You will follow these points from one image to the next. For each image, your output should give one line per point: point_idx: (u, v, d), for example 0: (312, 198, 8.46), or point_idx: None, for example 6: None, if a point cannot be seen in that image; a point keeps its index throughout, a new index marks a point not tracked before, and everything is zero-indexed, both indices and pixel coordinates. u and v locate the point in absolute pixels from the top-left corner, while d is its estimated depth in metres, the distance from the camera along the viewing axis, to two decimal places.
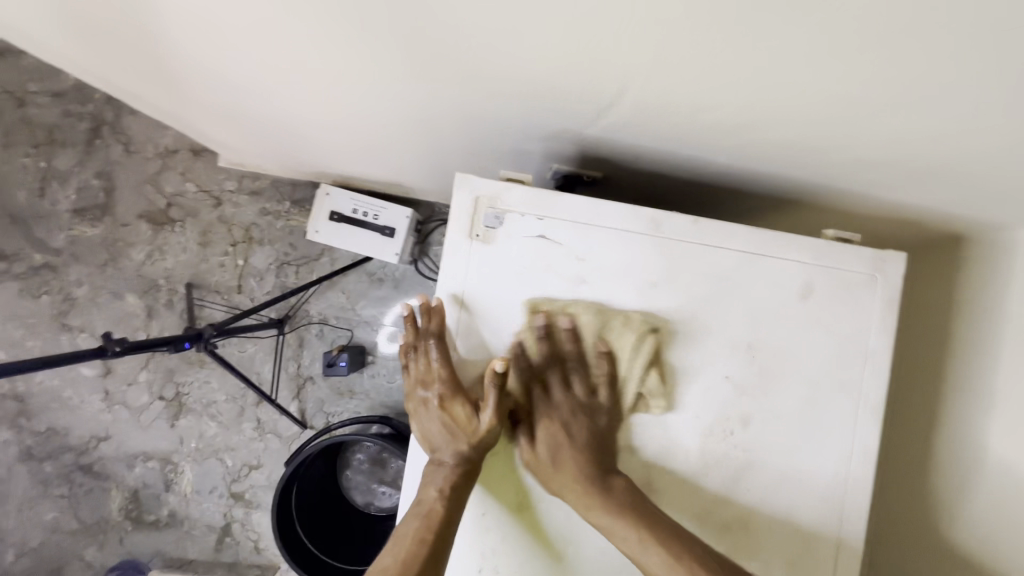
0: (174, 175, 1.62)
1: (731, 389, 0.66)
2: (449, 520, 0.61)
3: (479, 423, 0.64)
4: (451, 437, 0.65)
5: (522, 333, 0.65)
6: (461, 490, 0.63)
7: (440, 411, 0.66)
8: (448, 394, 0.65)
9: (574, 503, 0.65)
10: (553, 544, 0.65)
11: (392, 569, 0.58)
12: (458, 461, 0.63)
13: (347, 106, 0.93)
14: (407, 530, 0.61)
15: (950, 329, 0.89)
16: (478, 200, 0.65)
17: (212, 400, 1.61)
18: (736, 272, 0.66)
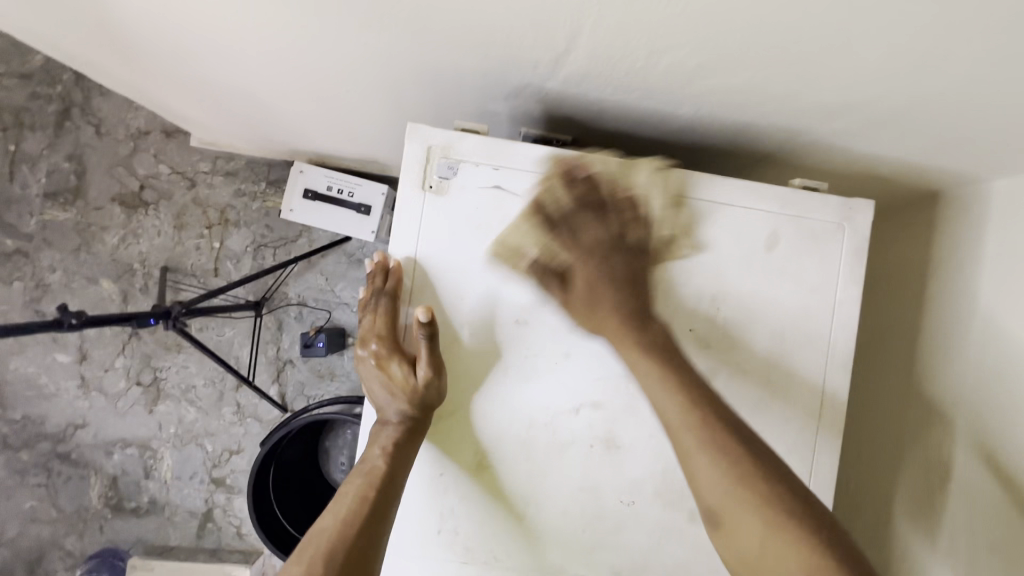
0: (146, 157, 1.59)
1: (694, 343, 0.64)
2: (394, 477, 0.60)
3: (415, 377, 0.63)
4: (391, 395, 0.64)
5: (472, 287, 0.63)
6: (406, 447, 0.62)
7: (379, 369, 0.67)
8: (390, 353, 0.65)
9: (534, 462, 0.63)
10: (512, 504, 0.63)
11: (334, 525, 0.58)
12: (400, 419, 0.63)
13: (308, 70, 0.90)
14: (352, 489, 0.60)
15: (926, 287, 0.87)
16: (430, 150, 0.63)
17: (190, 385, 1.59)
18: (698, 222, 0.64)
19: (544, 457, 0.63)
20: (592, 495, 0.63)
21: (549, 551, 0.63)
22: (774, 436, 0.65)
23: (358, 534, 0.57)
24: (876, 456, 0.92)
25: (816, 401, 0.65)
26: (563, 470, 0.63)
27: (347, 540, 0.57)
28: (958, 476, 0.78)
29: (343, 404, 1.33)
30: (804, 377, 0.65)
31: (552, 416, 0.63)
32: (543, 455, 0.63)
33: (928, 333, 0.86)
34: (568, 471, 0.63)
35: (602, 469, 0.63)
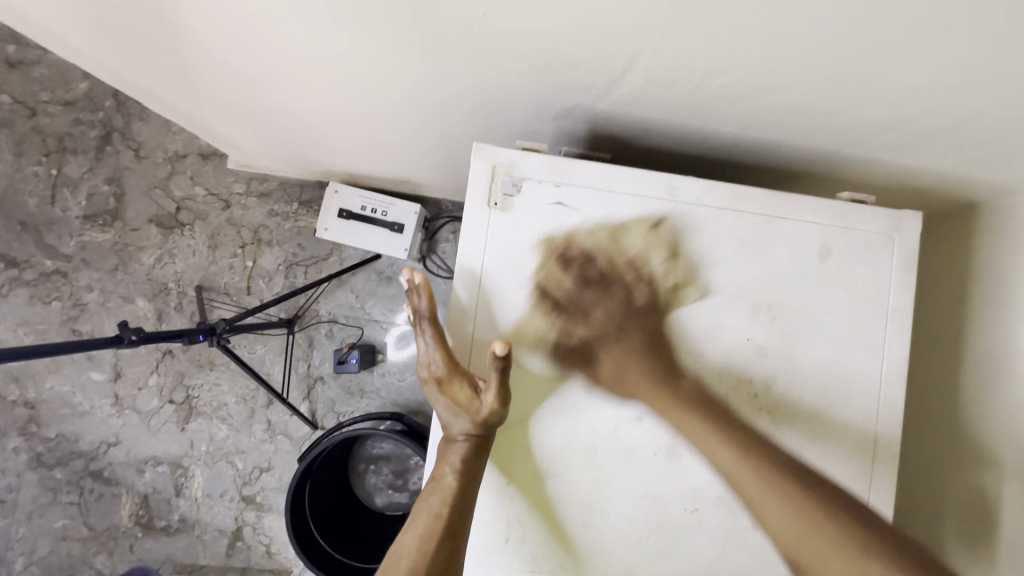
0: (183, 179, 1.63)
1: (751, 351, 0.66)
2: (467, 495, 0.61)
3: (483, 403, 0.62)
4: (455, 416, 0.64)
5: (538, 306, 0.65)
6: (474, 466, 0.62)
7: (439, 393, 0.65)
8: (453, 373, 0.64)
9: (597, 472, 0.64)
10: (576, 515, 0.64)
11: (414, 545, 0.58)
12: (467, 439, 0.63)
13: (359, 94, 0.94)
14: (425, 508, 0.60)
15: (968, 299, 0.88)
16: (495, 168, 0.65)
17: (222, 402, 1.60)
18: (753, 234, 0.66)
19: (608, 465, 0.64)
20: (656, 504, 0.64)
21: (612, 561, 0.64)
22: (833, 444, 0.66)
23: (438, 555, 0.57)
24: (923, 468, 0.92)
25: (873, 411, 0.66)
26: (628, 479, 0.64)
27: (430, 560, 0.57)
28: (1009, 487, 0.78)
29: (376, 419, 1.34)
30: (860, 384, 0.66)
31: (616, 425, 0.64)
32: (607, 463, 0.64)
33: (969, 344, 0.87)
34: (633, 479, 0.64)
35: (666, 477, 0.64)
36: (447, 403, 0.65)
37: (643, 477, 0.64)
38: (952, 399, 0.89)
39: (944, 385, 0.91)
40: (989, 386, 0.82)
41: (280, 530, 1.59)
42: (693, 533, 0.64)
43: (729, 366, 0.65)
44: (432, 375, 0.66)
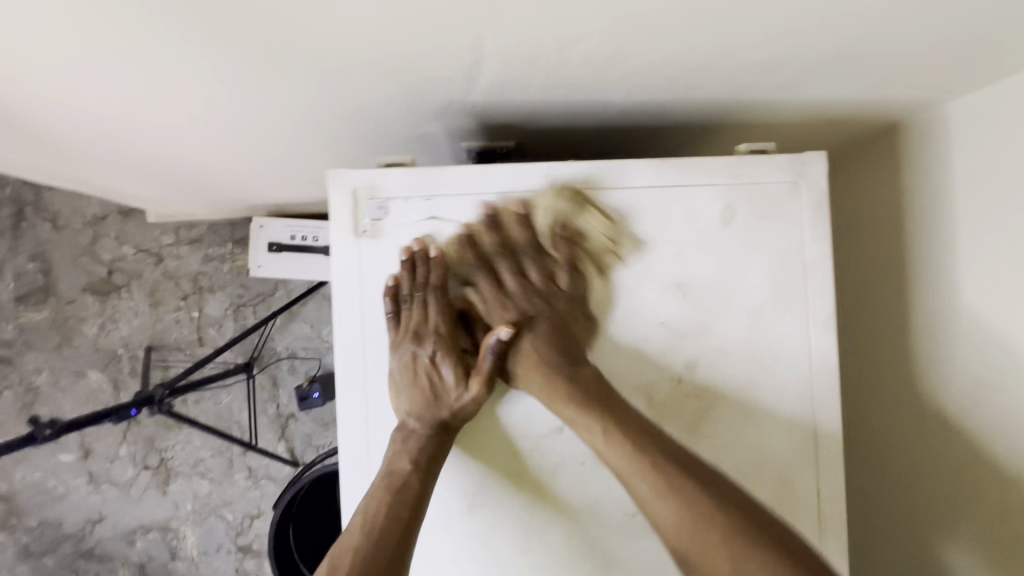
0: (109, 241, 1.57)
1: (668, 335, 0.61)
2: (420, 498, 0.57)
3: (466, 392, 0.59)
4: (423, 402, 0.59)
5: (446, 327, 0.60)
6: (433, 455, 0.58)
7: (420, 374, 0.59)
8: (428, 353, 0.59)
9: (526, 493, 0.62)
10: (512, 539, 0.62)
11: (369, 547, 0.53)
12: (430, 428, 0.59)
13: (234, 128, 0.87)
14: (379, 505, 0.56)
15: (897, 228, 0.83)
16: (355, 193, 0.60)
17: (199, 458, 1.57)
18: (647, 208, 0.61)
19: (536, 482, 0.62)
20: (594, 512, 0.62)
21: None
22: (769, 415, 0.62)
23: (391, 547, 0.54)
24: (869, 408, 0.89)
25: (805, 374, 0.62)
26: (559, 492, 0.62)
27: (378, 555, 0.53)
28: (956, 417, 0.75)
29: None
30: (790, 346, 0.62)
31: (536, 440, 0.62)
32: (535, 481, 0.62)
33: (905, 275, 0.82)
34: (564, 491, 0.62)
35: (598, 483, 0.62)
36: (424, 386, 0.59)
37: (571, 487, 0.62)
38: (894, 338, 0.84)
39: (884, 321, 0.86)
40: (931, 317, 0.78)
41: None
42: (636, 533, 0.62)
43: (647, 355, 0.61)
44: (422, 356, 0.59)
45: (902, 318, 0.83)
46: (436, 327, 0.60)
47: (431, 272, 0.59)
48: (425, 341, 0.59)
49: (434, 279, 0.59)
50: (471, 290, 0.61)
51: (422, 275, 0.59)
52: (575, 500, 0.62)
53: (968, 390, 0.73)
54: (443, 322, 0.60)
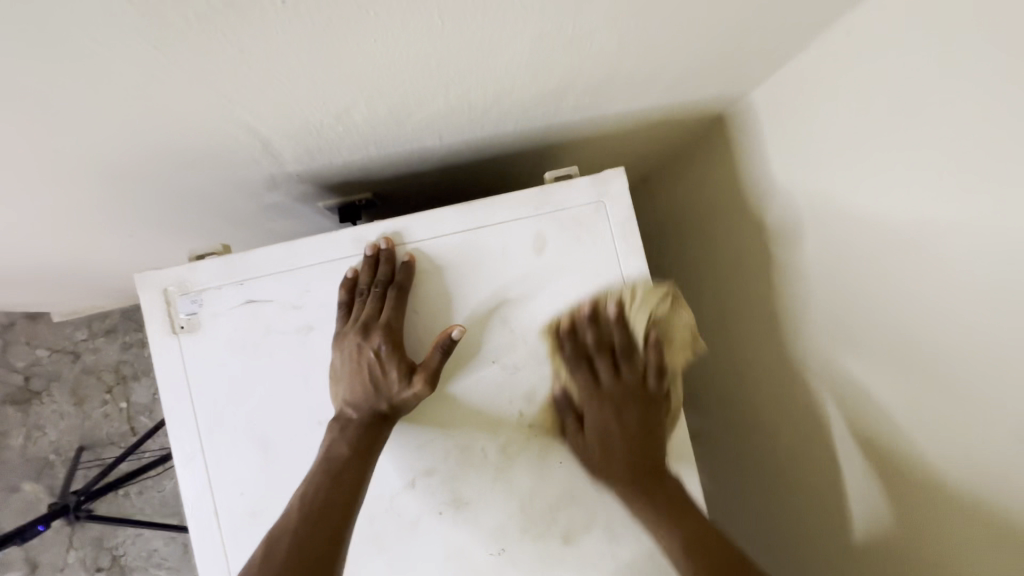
0: (20, 348, 1.53)
1: (502, 373, 0.62)
2: (352, 494, 0.55)
3: (408, 388, 0.58)
4: (362, 392, 0.58)
5: (283, 411, 0.60)
6: (369, 446, 0.57)
7: (364, 363, 0.58)
8: (376, 344, 0.58)
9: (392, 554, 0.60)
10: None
11: (293, 539, 0.52)
12: (369, 422, 0.58)
13: (81, 232, 0.87)
14: (313, 492, 0.55)
15: (727, 231, 0.86)
16: (166, 291, 0.60)
17: (152, 549, 1.54)
18: (459, 254, 0.63)
19: (398, 543, 0.61)
20: (461, 559, 0.61)
21: None
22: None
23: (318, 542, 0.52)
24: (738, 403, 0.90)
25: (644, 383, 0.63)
26: (420, 548, 0.61)
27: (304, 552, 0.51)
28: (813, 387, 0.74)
29: None
30: (621, 361, 0.63)
31: (389, 500, 0.61)
32: (396, 542, 0.61)
33: (737, 277, 0.85)
34: (426, 547, 0.61)
35: (458, 531, 0.61)
36: (365, 377, 0.58)
37: (435, 541, 0.61)
38: (737, 339, 0.87)
39: (726, 314, 0.89)
40: (762, 321, 0.82)
41: None
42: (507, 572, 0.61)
43: (485, 396, 0.62)
44: (365, 345, 0.58)
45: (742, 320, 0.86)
46: (385, 322, 0.59)
47: (396, 271, 0.61)
48: (371, 333, 0.58)
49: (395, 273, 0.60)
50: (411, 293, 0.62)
51: (386, 271, 0.60)
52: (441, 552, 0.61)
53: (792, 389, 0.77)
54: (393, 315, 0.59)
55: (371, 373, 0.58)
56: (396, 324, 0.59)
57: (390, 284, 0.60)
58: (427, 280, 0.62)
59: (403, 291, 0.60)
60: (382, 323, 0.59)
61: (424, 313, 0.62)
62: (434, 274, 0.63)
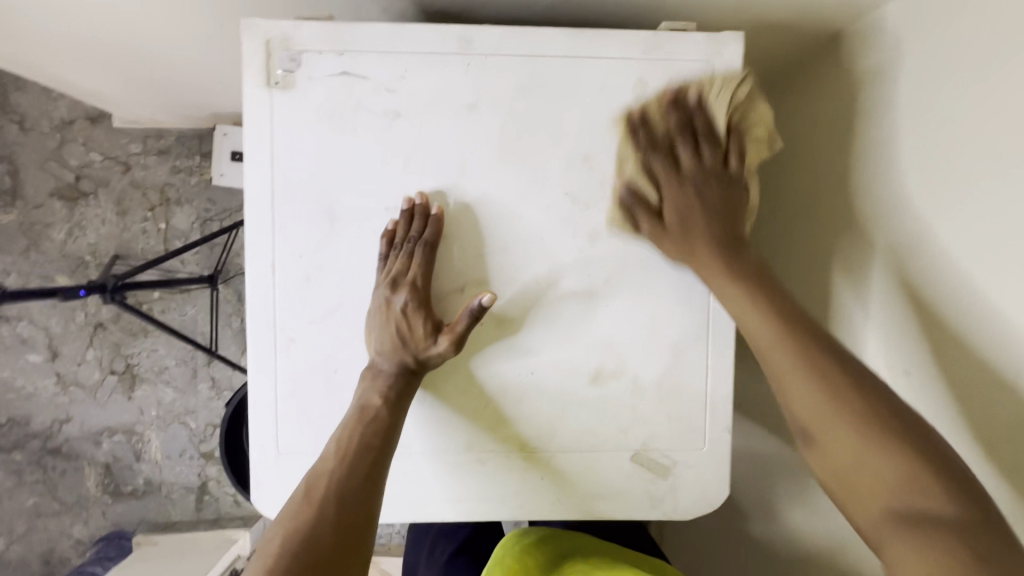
0: (76, 147, 1.56)
1: (571, 206, 0.62)
2: (389, 428, 0.58)
3: (435, 346, 0.60)
4: (391, 345, 0.59)
5: (356, 191, 0.61)
6: (401, 393, 0.59)
7: (395, 315, 0.59)
8: (412, 326, 0.59)
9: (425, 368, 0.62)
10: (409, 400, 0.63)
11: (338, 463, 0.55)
12: (398, 375, 0.59)
13: (176, 7, 0.86)
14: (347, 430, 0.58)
15: (817, 167, 0.84)
16: (270, 43, 0.60)
17: (164, 366, 1.61)
18: (556, 79, 0.61)
19: None
20: (488, 372, 0.63)
21: (448, 437, 0.63)
22: (670, 294, 0.63)
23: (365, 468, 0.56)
24: None
25: None
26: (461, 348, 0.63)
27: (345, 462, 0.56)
28: None
29: None
30: None
31: (439, 299, 0.62)
32: None
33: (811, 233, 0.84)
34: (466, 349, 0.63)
35: (498, 346, 0.63)
36: (397, 331, 0.60)
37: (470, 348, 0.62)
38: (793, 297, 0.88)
39: None
40: None
41: None
42: (532, 396, 0.63)
43: (546, 228, 0.62)
44: (396, 300, 0.59)
45: (796, 295, 0.88)
46: (413, 280, 0.59)
47: (426, 226, 0.60)
48: (399, 291, 0.59)
49: (423, 239, 0.60)
50: (497, 109, 0.61)
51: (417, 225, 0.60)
52: (471, 360, 0.63)
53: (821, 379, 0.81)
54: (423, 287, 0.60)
55: (399, 327, 0.59)
56: (423, 280, 0.60)
57: (423, 240, 0.59)
58: (513, 96, 0.61)
59: (433, 249, 0.60)
60: (412, 279, 0.59)
61: (468, 221, 0.62)
62: (525, 95, 0.61)
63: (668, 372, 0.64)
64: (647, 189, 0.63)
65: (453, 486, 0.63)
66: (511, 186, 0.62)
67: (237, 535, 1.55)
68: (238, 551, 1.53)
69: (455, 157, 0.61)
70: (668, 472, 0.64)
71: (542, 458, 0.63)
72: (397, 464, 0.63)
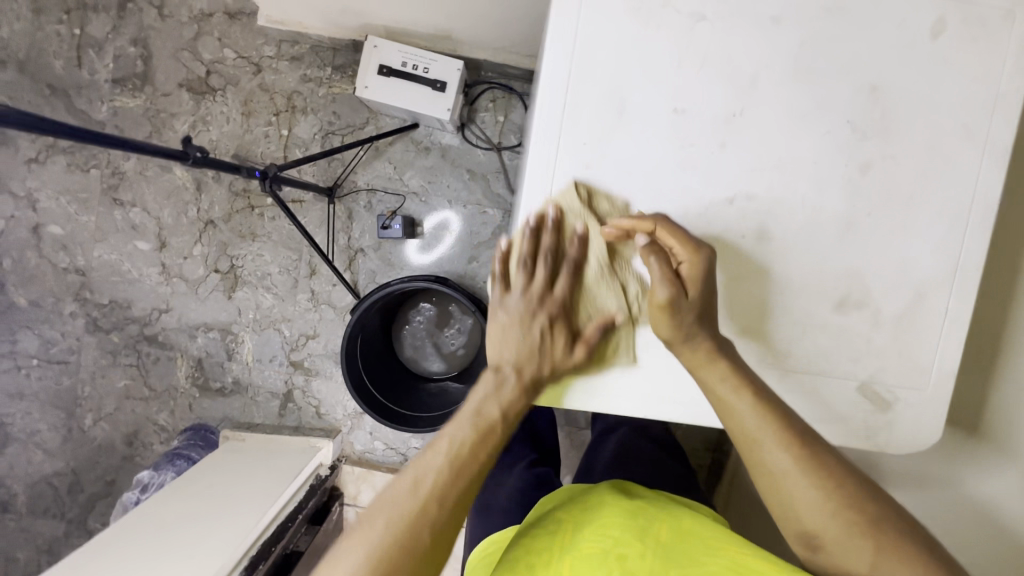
0: (211, 41, 1.56)
1: (850, 135, 0.63)
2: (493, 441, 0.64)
3: (558, 340, 0.65)
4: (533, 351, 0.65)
5: (648, 89, 0.62)
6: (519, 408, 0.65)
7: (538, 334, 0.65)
8: (553, 338, 0.65)
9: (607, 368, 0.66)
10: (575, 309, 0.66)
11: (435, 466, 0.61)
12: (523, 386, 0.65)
13: None
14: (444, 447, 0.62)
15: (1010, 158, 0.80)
16: None
17: (267, 272, 1.63)
18: (861, 7, 0.62)
19: None
20: (737, 284, 0.65)
21: None
22: (888, 248, 0.65)
23: (495, 450, 0.63)
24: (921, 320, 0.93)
25: (966, 202, 0.64)
26: None
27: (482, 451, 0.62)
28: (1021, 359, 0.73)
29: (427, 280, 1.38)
30: (957, 172, 0.64)
31: (706, 205, 0.63)
32: None
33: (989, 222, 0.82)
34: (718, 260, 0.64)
35: (751, 259, 0.64)
36: (535, 341, 0.65)
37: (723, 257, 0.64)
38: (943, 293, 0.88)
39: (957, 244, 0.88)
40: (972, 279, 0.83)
41: (328, 394, 1.67)
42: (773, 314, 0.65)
43: (817, 152, 0.63)
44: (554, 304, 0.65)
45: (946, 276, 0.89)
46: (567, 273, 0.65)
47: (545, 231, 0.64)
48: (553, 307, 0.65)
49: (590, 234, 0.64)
50: (798, 28, 0.62)
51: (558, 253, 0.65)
52: None
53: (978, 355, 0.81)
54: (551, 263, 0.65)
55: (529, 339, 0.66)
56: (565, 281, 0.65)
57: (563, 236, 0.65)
58: (816, 15, 0.62)
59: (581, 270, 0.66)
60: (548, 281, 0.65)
61: (749, 134, 0.63)
62: (828, 17, 0.62)
63: (909, 311, 0.66)
64: (925, 129, 0.63)
65: (688, 389, 0.66)
66: (799, 106, 0.63)
67: (320, 443, 1.60)
68: (321, 459, 1.58)
69: (746, 69, 0.62)
70: (890, 406, 0.67)
71: (774, 375, 0.66)
72: (640, 359, 0.66)
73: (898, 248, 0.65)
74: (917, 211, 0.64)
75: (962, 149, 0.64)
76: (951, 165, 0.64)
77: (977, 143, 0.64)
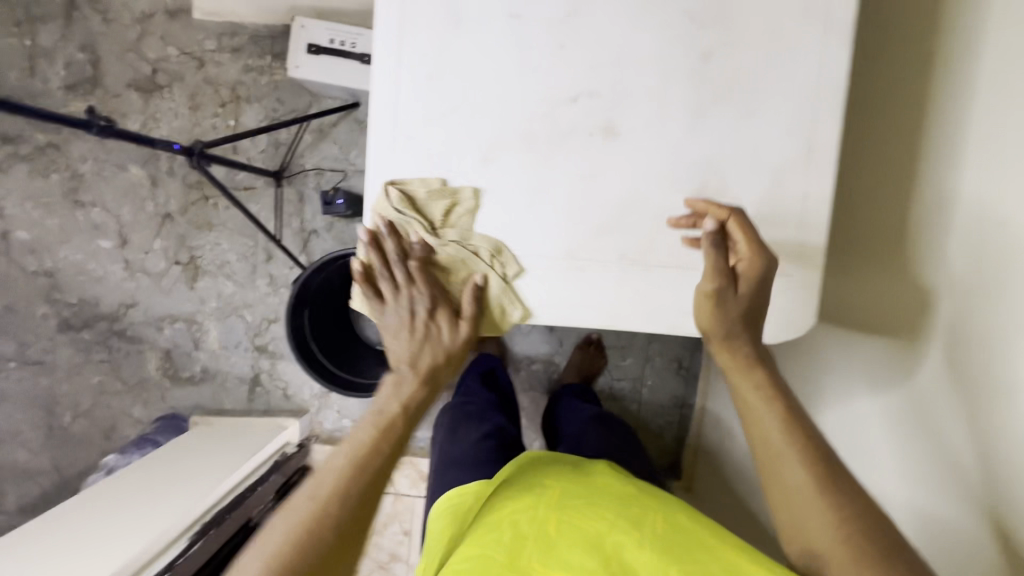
0: (154, 40, 1.61)
1: (686, 23, 0.64)
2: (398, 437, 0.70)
3: (442, 327, 0.72)
4: (418, 347, 0.72)
5: None
6: (424, 394, 0.73)
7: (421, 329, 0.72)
8: (437, 325, 0.72)
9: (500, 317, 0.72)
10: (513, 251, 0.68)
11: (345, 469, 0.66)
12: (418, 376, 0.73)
13: None
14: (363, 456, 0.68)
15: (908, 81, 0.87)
16: None
17: (226, 260, 1.67)
18: None
19: (545, 149, 0.66)
20: (591, 183, 0.66)
21: (553, 241, 0.68)
22: (741, 134, 0.65)
23: (400, 440, 0.70)
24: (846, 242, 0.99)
25: (815, 81, 0.64)
26: (564, 161, 0.66)
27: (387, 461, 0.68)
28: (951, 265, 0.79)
29: None
30: (801, 51, 0.64)
31: (551, 106, 0.65)
32: (545, 146, 0.66)
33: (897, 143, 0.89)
34: (569, 160, 0.66)
35: (601, 157, 0.66)
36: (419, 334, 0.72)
37: (576, 159, 0.66)
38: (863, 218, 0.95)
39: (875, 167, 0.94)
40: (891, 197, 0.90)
41: (294, 375, 1.70)
42: (630, 209, 0.67)
43: (656, 43, 0.64)
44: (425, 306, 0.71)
45: (902, 211, 0.87)
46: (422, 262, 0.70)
47: (388, 241, 0.68)
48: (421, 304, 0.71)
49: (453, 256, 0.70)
50: None
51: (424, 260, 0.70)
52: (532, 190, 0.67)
53: (963, 294, 0.77)
54: (404, 263, 0.70)
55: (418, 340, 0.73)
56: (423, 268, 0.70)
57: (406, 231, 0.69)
58: None
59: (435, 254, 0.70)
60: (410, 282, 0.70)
61: (585, 31, 0.64)
62: None
63: (768, 195, 0.66)
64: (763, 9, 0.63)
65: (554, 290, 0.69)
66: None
67: (287, 423, 1.63)
68: (287, 438, 1.61)
69: None
70: None
71: (638, 271, 0.68)
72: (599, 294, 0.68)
73: (748, 133, 0.65)
74: (766, 93, 0.64)
75: (803, 27, 0.64)
76: (793, 43, 0.64)
77: (819, 19, 0.64)
